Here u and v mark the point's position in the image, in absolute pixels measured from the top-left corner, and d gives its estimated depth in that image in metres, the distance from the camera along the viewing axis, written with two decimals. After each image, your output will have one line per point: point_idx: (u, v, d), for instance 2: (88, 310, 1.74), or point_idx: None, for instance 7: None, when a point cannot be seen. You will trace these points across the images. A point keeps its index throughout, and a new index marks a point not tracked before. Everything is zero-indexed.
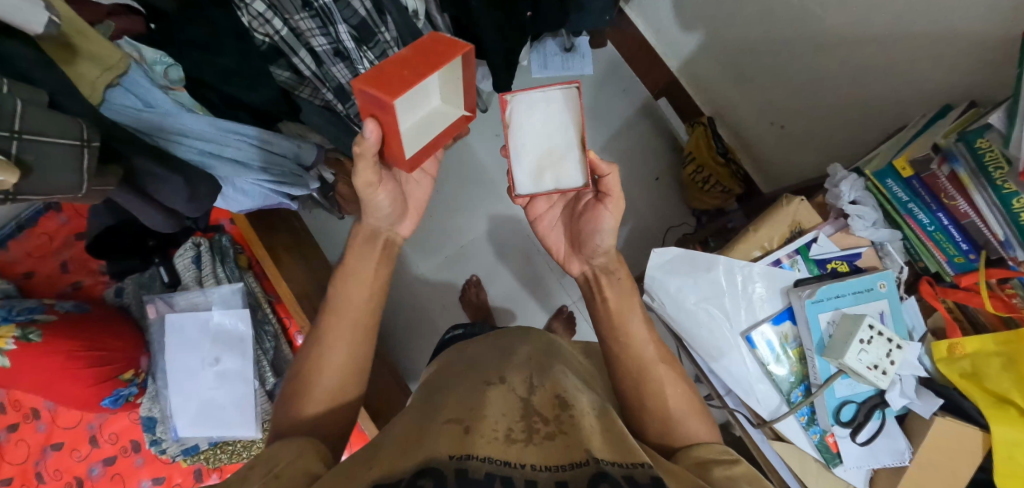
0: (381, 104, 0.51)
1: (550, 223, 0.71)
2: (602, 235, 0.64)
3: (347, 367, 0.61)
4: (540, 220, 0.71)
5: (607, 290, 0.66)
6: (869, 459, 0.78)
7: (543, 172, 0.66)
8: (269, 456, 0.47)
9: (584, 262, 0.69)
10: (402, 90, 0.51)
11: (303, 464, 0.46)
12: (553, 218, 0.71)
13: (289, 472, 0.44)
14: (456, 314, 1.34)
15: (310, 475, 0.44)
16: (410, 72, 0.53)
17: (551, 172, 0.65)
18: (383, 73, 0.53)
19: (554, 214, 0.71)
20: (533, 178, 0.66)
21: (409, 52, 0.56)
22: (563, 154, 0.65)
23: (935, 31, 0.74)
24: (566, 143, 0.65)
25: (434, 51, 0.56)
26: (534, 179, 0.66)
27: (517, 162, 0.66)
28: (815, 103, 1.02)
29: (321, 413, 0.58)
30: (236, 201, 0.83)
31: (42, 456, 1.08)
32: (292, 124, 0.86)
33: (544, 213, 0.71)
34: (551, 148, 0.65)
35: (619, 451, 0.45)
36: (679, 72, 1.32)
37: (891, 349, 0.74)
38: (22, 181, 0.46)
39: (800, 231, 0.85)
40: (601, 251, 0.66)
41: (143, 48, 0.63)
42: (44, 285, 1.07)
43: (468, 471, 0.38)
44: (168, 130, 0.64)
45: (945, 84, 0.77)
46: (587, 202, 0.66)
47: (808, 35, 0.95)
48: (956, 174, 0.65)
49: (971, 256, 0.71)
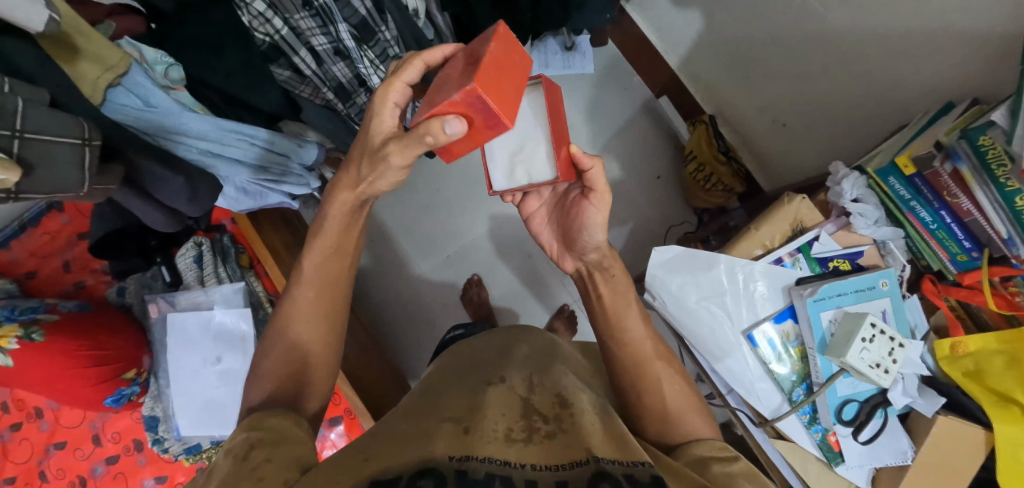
0: (494, 123, 0.50)
1: (544, 219, 0.70)
2: (591, 230, 0.62)
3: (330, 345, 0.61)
4: (532, 218, 0.71)
5: (602, 287, 0.65)
6: (872, 458, 0.78)
7: (516, 167, 0.63)
8: (250, 437, 0.46)
9: (577, 259, 0.67)
10: (516, 111, 0.51)
11: (289, 447, 0.46)
12: (544, 216, 0.70)
13: (272, 451, 0.44)
14: (456, 314, 1.34)
15: (301, 465, 0.44)
16: (514, 87, 0.51)
17: (523, 166, 0.63)
18: (497, 83, 0.48)
19: (545, 211, 0.70)
20: (506, 173, 0.64)
21: (503, 53, 0.51)
22: (533, 148, 0.62)
23: (938, 28, 0.74)
24: (535, 138, 0.62)
25: (516, 54, 0.52)
26: (508, 175, 0.64)
27: (489, 160, 0.64)
28: (817, 100, 1.02)
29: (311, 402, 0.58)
30: (238, 201, 0.84)
31: (46, 454, 1.09)
32: (292, 124, 0.86)
33: (536, 210, 0.71)
34: (521, 143, 0.63)
35: (620, 449, 0.45)
36: (679, 70, 1.32)
37: (894, 347, 0.74)
38: (23, 180, 0.46)
39: (801, 230, 0.85)
40: (591, 247, 0.64)
41: (144, 48, 0.63)
42: (48, 285, 1.08)
43: (468, 471, 0.38)
44: (170, 130, 0.65)
45: (946, 81, 0.77)
46: (574, 198, 0.65)
47: (810, 33, 0.95)
48: (959, 171, 0.65)
49: (974, 254, 0.71)
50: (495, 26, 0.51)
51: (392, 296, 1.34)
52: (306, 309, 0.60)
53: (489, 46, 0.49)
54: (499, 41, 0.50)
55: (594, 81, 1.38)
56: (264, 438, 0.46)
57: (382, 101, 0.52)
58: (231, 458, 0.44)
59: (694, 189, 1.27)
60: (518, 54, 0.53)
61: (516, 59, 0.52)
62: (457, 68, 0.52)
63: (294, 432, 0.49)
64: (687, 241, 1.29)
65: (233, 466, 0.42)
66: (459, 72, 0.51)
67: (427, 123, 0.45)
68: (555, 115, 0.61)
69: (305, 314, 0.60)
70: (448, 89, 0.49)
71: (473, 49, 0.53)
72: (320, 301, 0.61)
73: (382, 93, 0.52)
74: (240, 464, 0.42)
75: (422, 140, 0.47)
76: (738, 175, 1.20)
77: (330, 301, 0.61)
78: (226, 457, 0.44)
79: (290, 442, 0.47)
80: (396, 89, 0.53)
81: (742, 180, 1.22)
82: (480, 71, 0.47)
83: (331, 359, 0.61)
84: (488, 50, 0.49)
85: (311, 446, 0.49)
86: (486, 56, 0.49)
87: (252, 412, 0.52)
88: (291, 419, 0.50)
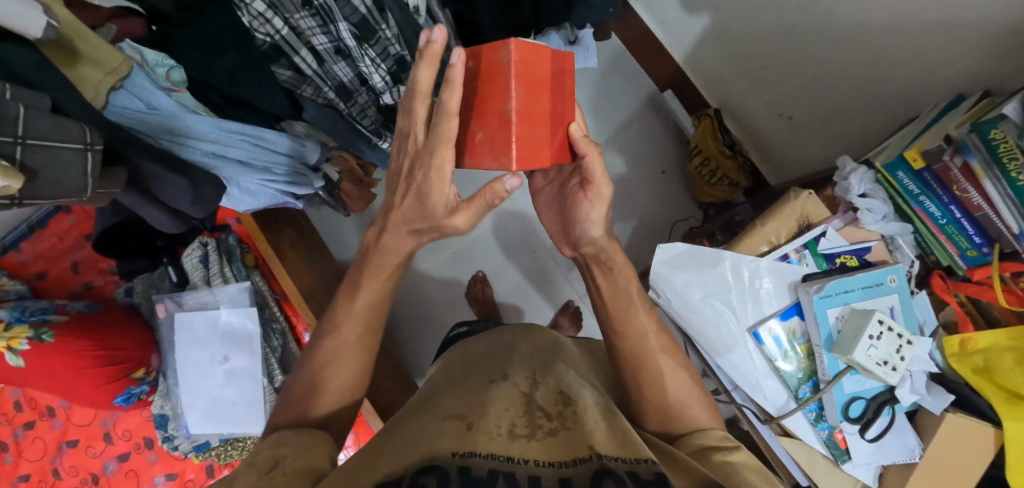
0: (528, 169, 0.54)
1: (546, 201, 0.68)
2: (586, 225, 0.60)
3: (350, 347, 0.60)
4: (538, 196, 0.69)
5: (601, 280, 0.63)
6: (879, 455, 0.77)
7: None
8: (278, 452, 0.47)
9: (574, 248, 0.64)
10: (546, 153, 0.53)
11: (311, 459, 0.46)
12: (549, 197, 0.67)
13: (297, 465, 0.45)
14: (462, 309, 1.34)
15: (316, 475, 0.44)
16: (542, 128, 0.52)
17: None
18: (532, 144, 0.51)
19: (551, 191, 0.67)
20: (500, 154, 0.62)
21: (528, 100, 0.50)
22: None
23: (952, 17, 0.72)
24: None
25: (534, 84, 0.51)
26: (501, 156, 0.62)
27: None
28: (825, 94, 1.00)
29: (325, 405, 0.58)
30: (242, 202, 0.82)
31: (60, 452, 1.12)
32: (297, 123, 0.84)
33: (542, 189, 0.68)
34: None
35: (622, 445, 0.45)
36: (685, 63, 1.30)
37: (902, 344, 0.73)
38: (25, 187, 0.46)
39: (807, 226, 0.84)
40: (586, 241, 0.61)
41: (145, 51, 0.65)
42: (58, 285, 1.10)
43: (472, 467, 0.38)
44: (173, 132, 0.65)
45: (960, 72, 0.75)
46: (572, 187, 0.62)
47: (816, 25, 0.93)
48: (969, 165, 0.64)
49: (984, 249, 0.71)
50: (512, 62, 0.48)
51: (397, 293, 1.34)
52: (337, 323, 0.61)
53: (513, 104, 0.49)
54: (522, 91, 0.49)
55: (598, 75, 1.35)
56: (287, 451, 0.47)
57: (440, 175, 0.48)
58: (256, 472, 0.44)
59: (701, 184, 1.26)
60: (536, 74, 0.51)
61: (533, 90, 0.51)
62: (478, 104, 0.52)
63: (321, 446, 0.49)
64: (693, 235, 1.29)
65: (261, 474, 0.44)
66: (483, 116, 0.51)
67: (491, 189, 0.49)
68: (557, 83, 0.56)
69: (337, 326, 0.61)
70: (486, 149, 0.51)
71: (488, 81, 0.50)
72: (360, 327, 0.61)
73: (442, 170, 0.47)
74: (263, 477, 0.43)
75: (491, 204, 0.51)
76: (744, 170, 1.20)
77: (361, 317, 0.61)
78: (249, 469, 0.45)
79: (313, 455, 0.47)
80: (448, 158, 0.47)
81: (748, 175, 1.21)
82: (517, 153, 0.49)
83: (360, 373, 0.61)
84: (512, 107, 0.49)
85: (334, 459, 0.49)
86: (513, 117, 0.49)
87: (279, 430, 0.53)
88: (316, 433, 0.51)
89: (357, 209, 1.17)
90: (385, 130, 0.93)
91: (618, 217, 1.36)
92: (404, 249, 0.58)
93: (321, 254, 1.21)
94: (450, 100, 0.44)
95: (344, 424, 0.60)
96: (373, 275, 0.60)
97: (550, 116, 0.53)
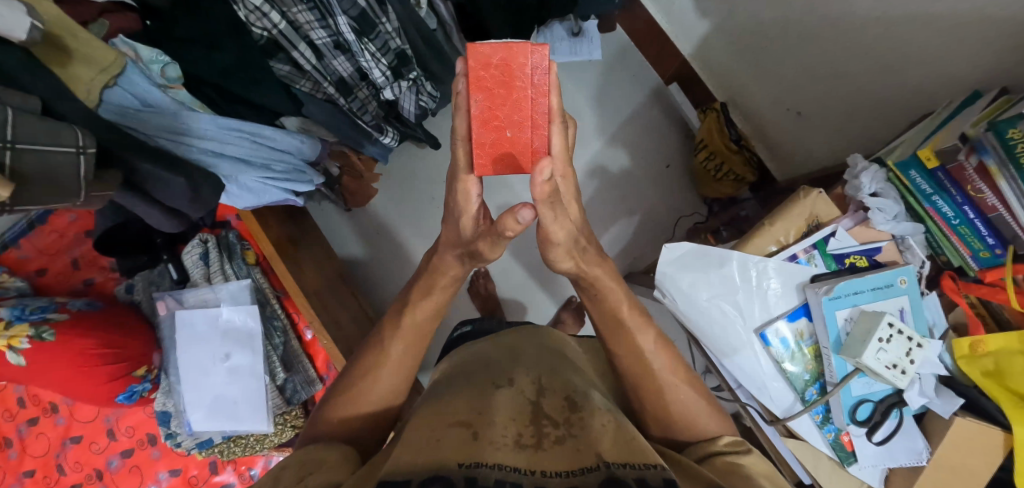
0: None
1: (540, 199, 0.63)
2: (556, 261, 0.56)
3: (366, 356, 0.60)
4: None
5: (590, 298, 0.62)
6: (886, 459, 0.77)
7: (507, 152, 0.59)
8: (315, 461, 0.48)
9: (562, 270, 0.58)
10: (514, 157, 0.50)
11: (333, 472, 0.46)
12: None
13: (320, 481, 0.44)
14: (465, 305, 1.33)
15: (331, 484, 0.44)
16: (517, 133, 0.49)
17: None
18: (498, 150, 0.50)
19: None
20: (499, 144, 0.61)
21: (481, 105, 0.48)
22: None
23: (970, 12, 0.70)
24: None
25: (501, 90, 0.47)
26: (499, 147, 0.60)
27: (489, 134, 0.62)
28: (835, 88, 0.98)
29: (334, 413, 0.58)
30: (241, 200, 0.79)
31: (63, 448, 1.12)
32: (296, 119, 0.82)
33: None
34: None
35: (632, 451, 0.44)
36: (692, 56, 1.28)
37: (912, 347, 0.72)
38: (17, 193, 0.45)
39: (816, 225, 0.82)
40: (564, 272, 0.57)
41: (139, 47, 0.62)
42: (58, 282, 1.09)
43: (479, 477, 0.37)
44: (171, 130, 0.63)
45: (975, 70, 0.73)
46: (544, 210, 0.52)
47: (828, 17, 0.91)
48: (985, 165, 0.63)
49: (998, 250, 0.69)
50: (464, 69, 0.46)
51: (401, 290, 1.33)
52: (383, 340, 0.60)
53: (470, 112, 0.48)
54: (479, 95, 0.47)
55: (603, 67, 1.32)
56: (311, 467, 0.46)
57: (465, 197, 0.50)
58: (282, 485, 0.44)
59: (705, 179, 1.25)
60: (503, 80, 0.47)
61: (490, 95, 0.47)
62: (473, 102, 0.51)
63: (340, 460, 0.49)
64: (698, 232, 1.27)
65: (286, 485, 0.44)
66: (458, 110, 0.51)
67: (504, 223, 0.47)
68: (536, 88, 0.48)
69: (382, 341, 0.61)
70: None
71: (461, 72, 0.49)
72: (404, 343, 0.60)
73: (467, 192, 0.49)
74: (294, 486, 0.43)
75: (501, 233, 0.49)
76: (750, 164, 1.17)
77: (405, 334, 0.60)
78: (272, 480, 0.45)
79: (333, 468, 0.47)
80: (473, 182, 0.50)
81: (754, 169, 1.19)
82: (476, 158, 0.50)
83: (391, 393, 0.60)
84: (467, 116, 0.48)
85: (353, 470, 0.48)
86: (469, 125, 0.48)
87: (307, 443, 0.53)
88: (342, 451, 0.51)
89: (357, 204, 1.16)
90: (386, 125, 0.92)
91: (621, 212, 1.34)
92: (438, 273, 0.59)
93: (321, 251, 1.20)
94: (456, 124, 0.48)
95: (372, 442, 0.59)
96: (412, 298, 0.60)
97: (529, 122, 0.49)
